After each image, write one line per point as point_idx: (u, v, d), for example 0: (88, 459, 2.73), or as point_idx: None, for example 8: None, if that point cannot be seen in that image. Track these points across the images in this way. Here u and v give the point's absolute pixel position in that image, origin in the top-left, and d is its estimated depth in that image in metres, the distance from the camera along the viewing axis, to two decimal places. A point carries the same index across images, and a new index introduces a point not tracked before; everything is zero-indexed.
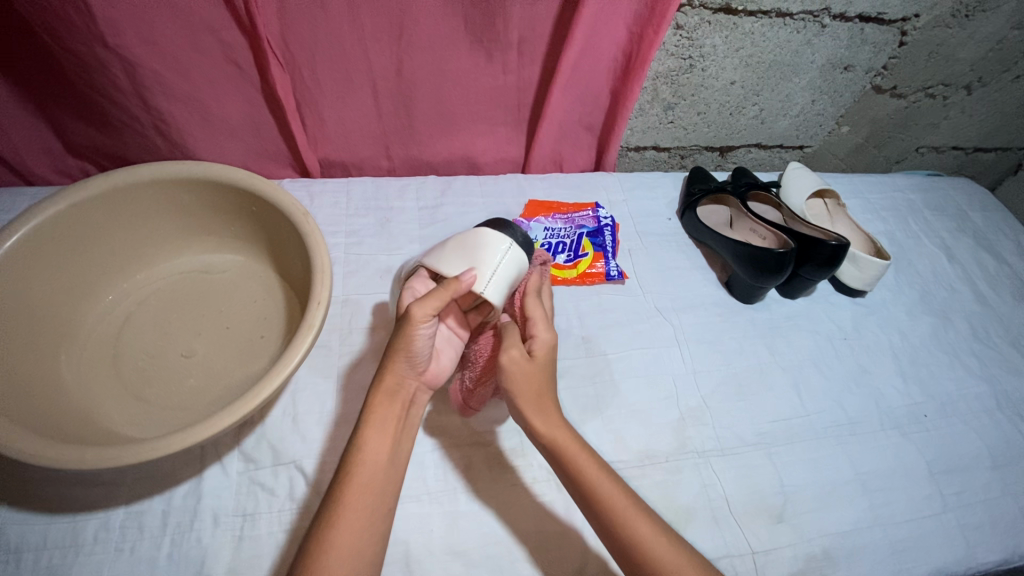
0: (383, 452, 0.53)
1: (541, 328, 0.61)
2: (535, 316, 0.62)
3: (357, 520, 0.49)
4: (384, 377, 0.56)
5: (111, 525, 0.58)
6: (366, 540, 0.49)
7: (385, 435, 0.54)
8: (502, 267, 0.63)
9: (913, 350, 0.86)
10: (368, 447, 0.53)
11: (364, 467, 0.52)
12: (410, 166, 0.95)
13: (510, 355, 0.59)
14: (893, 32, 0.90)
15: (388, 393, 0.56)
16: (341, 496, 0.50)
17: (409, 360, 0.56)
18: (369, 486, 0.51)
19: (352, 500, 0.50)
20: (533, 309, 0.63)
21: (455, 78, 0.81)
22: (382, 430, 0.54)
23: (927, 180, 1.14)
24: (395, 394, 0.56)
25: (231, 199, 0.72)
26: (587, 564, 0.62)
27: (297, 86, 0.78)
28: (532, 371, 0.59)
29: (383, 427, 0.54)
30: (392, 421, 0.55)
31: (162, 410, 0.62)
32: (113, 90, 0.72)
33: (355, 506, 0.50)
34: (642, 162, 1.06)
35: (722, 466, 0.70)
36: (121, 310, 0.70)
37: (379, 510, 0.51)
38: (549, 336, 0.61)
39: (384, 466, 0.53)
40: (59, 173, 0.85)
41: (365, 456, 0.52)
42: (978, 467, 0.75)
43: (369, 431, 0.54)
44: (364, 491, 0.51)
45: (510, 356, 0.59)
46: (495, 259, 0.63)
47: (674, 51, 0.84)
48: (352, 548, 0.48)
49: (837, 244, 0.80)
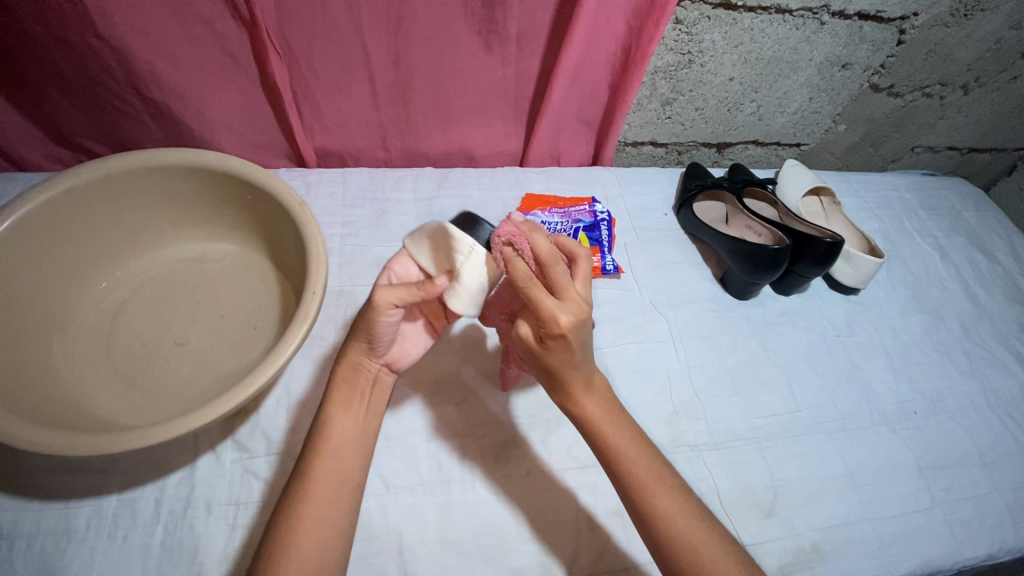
0: (348, 428, 0.54)
1: (547, 312, 0.46)
2: (537, 299, 0.46)
3: (324, 497, 0.50)
4: (348, 352, 0.57)
5: (104, 512, 0.58)
6: (335, 516, 0.50)
7: (348, 411, 0.55)
8: (467, 274, 0.51)
9: (904, 348, 0.87)
10: (332, 423, 0.54)
11: (329, 443, 0.53)
12: (407, 157, 0.95)
13: (523, 337, 0.49)
14: (891, 30, 0.90)
15: (352, 367, 0.56)
16: (307, 473, 0.51)
17: (366, 338, 0.55)
18: (333, 461, 0.52)
19: (315, 479, 0.50)
20: (554, 273, 0.47)
21: (453, 71, 0.81)
22: (346, 405, 0.55)
23: (922, 180, 1.15)
24: (358, 369, 0.57)
25: (226, 188, 0.72)
26: (578, 556, 0.62)
27: (294, 75, 0.77)
28: (552, 357, 0.48)
29: (346, 404, 0.55)
30: (354, 394, 0.56)
31: (156, 398, 0.62)
32: (108, 76, 0.72)
33: (322, 483, 0.50)
34: (639, 157, 1.05)
35: (714, 460, 0.71)
36: (115, 296, 0.70)
37: (346, 485, 0.52)
38: (563, 319, 0.46)
39: (351, 440, 0.54)
40: (52, 158, 0.84)
41: (328, 432, 0.53)
42: (966, 463, 0.76)
43: (331, 407, 0.54)
44: (328, 466, 0.51)
45: (524, 331, 0.50)
46: (465, 262, 0.51)
47: (674, 46, 0.84)
48: (319, 522, 0.49)
49: (831, 242, 0.80)
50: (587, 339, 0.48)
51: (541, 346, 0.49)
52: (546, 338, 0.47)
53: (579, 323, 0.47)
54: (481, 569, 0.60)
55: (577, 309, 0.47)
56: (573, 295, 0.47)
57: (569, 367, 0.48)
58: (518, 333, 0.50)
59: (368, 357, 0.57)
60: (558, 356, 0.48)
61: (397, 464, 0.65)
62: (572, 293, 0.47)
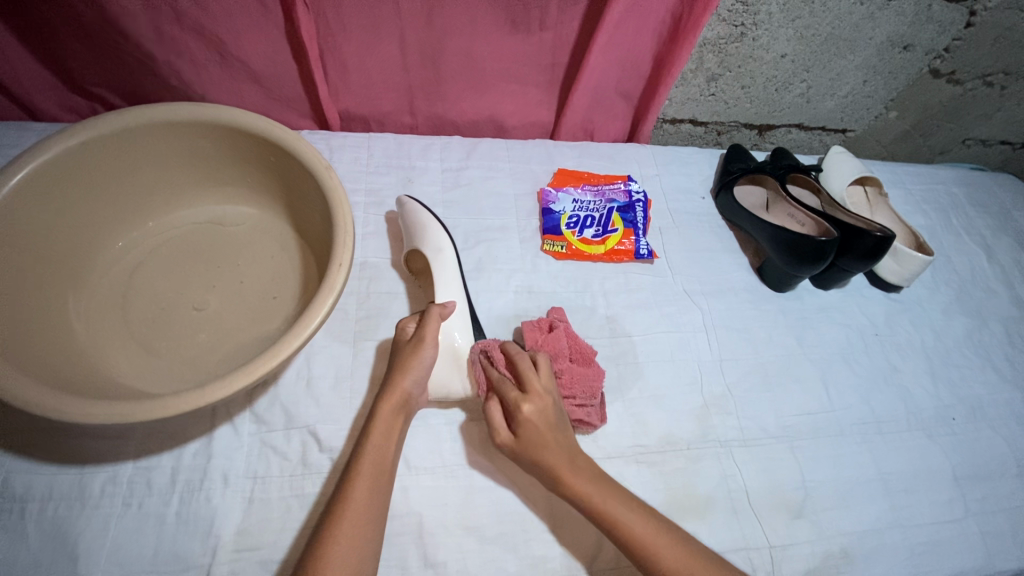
0: (389, 449, 0.54)
1: (516, 401, 0.57)
2: (508, 391, 0.58)
3: (360, 510, 0.50)
4: (397, 387, 0.57)
5: (119, 480, 0.57)
6: (370, 528, 0.49)
7: (389, 435, 0.55)
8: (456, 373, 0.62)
9: (944, 350, 0.83)
10: (369, 445, 0.54)
11: (368, 460, 0.53)
12: (433, 124, 0.90)
13: (502, 435, 0.58)
14: (961, 11, 0.83)
15: (398, 403, 0.57)
16: (346, 491, 0.51)
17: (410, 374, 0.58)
18: (372, 479, 0.52)
19: (356, 494, 0.50)
20: (523, 366, 0.59)
21: (490, 33, 0.75)
22: (387, 430, 0.55)
23: (972, 174, 1.09)
24: (402, 406, 0.57)
25: (248, 148, 0.68)
26: (603, 550, 0.60)
27: (321, 30, 0.72)
28: (526, 446, 0.56)
29: (387, 431, 0.55)
30: (398, 426, 0.56)
31: (174, 365, 0.60)
32: (126, 22, 0.67)
33: (360, 499, 0.50)
34: (677, 136, 1.00)
35: (744, 457, 0.68)
36: (133, 257, 0.67)
37: (379, 499, 0.52)
38: (525, 409, 0.56)
39: (390, 462, 0.54)
40: (66, 109, 0.80)
41: (368, 450, 0.53)
42: (1004, 473, 0.73)
43: (373, 432, 0.55)
44: (367, 483, 0.51)
45: (500, 427, 0.58)
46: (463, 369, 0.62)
47: (727, 17, 0.78)
48: (355, 536, 0.48)
49: (882, 236, 0.76)
50: (552, 423, 0.57)
51: (519, 442, 0.57)
52: (518, 428, 0.57)
53: (544, 410, 0.57)
54: (503, 557, 0.58)
55: (541, 399, 0.57)
56: (537, 385, 0.58)
57: (542, 451, 0.56)
58: (495, 437, 0.58)
59: (413, 390, 0.58)
60: (533, 444, 0.56)
61: (419, 445, 0.63)
62: (537, 383, 0.58)
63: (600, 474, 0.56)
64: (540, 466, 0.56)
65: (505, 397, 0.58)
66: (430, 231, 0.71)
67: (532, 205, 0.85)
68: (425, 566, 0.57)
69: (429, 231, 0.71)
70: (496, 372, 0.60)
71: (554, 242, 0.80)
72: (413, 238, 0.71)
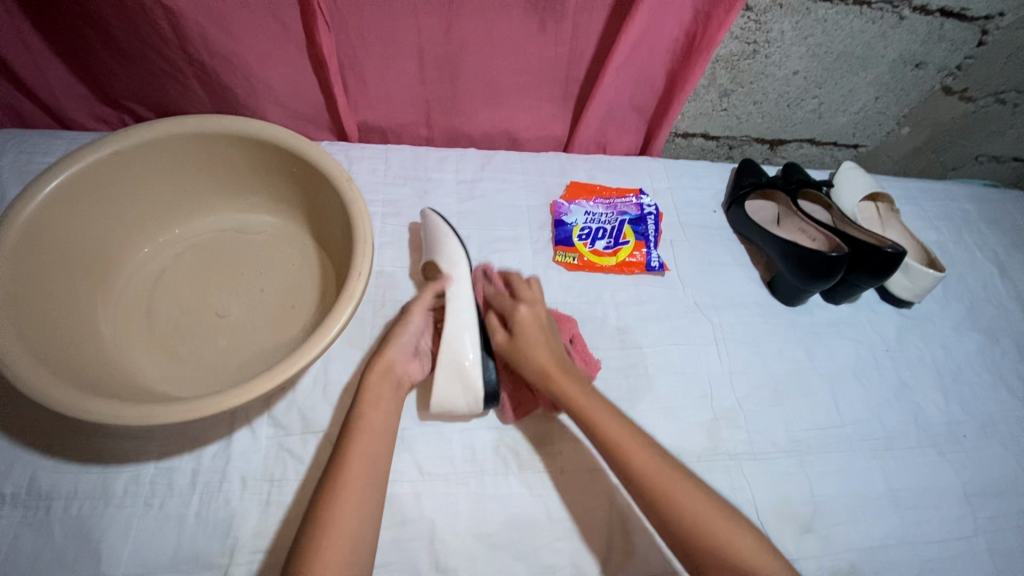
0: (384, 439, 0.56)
1: (513, 305, 0.66)
2: (505, 301, 0.68)
3: (358, 501, 0.52)
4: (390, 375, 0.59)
5: (141, 480, 0.58)
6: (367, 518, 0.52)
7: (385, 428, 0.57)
8: (460, 394, 0.63)
9: (956, 367, 0.83)
10: (366, 434, 0.56)
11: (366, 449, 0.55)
12: (449, 137, 0.92)
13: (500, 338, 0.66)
14: (974, 30, 0.84)
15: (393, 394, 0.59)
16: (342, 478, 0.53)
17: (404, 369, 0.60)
18: (368, 469, 0.54)
19: (353, 483, 0.53)
20: (517, 280, 0.70)
21: (505, 50, 0.77)
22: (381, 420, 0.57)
23: (985, 191, 1.08)
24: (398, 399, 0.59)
25: (272, 159, 0.70)
26: (611, 557, 0.61)
27: (342, 45, 0.75)
28: (520, 343, 0.64)
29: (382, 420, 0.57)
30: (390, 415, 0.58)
31: (195, 369, 0.62)
32: (157, 38, 0.70)
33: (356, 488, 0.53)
34: (689, 149, 1.01)
35: (752, 471, 0.69)
36: (158, 262, 0.69)
37: (374, 488, 0.54)
38: (520, 310, 0.66)
39: (383, 450, 0.56)
40: (96, 119, 0.83)
41: (365, 443, 0.55)
42: (1015, 491, 0.73)
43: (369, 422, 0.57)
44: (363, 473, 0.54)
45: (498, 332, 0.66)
46: (467, 390, 0.63)
47: (739, 35, 0.79)
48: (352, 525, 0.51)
49: (892, 252, 0.76)
50: (543, 326, 0.66)
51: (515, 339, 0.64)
52: (514, 327, 0.65)
53: (537, 313, 0.66)
54: (513, 564, 0.59)
55: (533, 304, 0.67)
56: (528, 293, 0.68)
57: (534, 348, 0.63)
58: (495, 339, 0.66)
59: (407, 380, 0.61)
60: (526, 339, 0.64)
61: (431, 452, 0.64)
62: (529, 293, 0.68)
63: (590, 385, 0.62)
64: (532, 361, 0.63)
65: (502, 303, 0.68)
66: (449, 245, 0.71)
67: (544, 217, 0.86)
68: (436, 571, 0.58)
69: (448, 245, 0.71)
70: (492, 288, 0.71)
71: (566, 254, 0.82)
72: (433, 251, 0.72)
